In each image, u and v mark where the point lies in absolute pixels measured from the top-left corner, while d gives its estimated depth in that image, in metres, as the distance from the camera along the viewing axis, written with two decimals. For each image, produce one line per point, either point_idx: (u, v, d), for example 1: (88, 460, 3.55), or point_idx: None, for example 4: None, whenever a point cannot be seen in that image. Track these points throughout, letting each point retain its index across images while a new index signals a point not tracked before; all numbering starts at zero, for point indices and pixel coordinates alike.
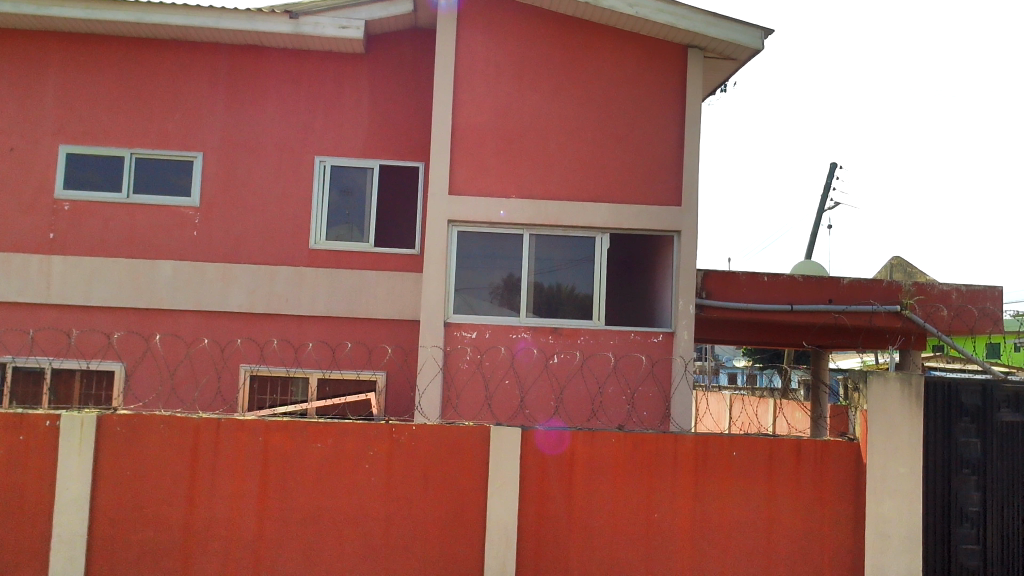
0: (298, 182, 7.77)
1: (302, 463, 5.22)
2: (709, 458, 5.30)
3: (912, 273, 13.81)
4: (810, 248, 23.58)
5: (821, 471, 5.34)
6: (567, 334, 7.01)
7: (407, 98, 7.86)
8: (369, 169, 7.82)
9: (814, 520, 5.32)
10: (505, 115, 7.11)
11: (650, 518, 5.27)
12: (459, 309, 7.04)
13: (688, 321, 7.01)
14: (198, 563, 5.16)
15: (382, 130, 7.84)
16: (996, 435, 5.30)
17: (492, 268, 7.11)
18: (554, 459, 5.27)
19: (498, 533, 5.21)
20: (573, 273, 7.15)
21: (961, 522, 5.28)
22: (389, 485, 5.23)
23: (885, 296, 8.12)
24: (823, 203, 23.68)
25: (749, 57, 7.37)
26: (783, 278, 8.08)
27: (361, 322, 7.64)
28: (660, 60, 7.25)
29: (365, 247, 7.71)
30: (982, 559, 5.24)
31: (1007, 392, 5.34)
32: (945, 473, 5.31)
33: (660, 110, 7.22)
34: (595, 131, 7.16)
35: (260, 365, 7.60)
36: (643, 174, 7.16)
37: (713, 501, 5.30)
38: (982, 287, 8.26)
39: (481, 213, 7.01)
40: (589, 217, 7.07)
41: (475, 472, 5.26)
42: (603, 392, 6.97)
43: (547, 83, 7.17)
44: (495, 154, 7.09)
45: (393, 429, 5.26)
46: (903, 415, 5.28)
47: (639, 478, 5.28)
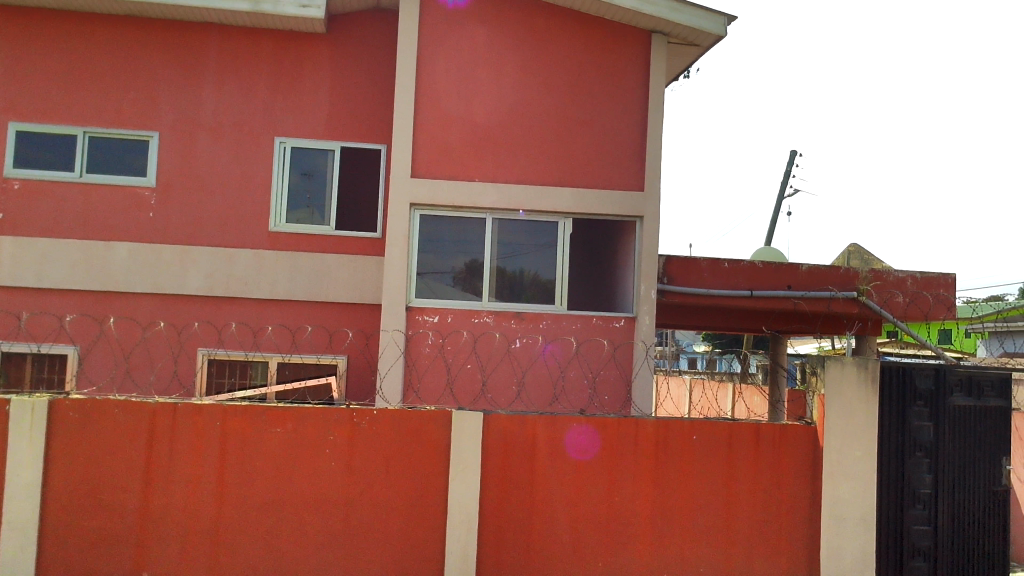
0: (259, 163, 7.64)
1: (260, 448, 5.16)
2: (669, 442, 5.35)
3: (869, 258, 14.00)
4: (770, 234, 23.82)
5: (779, 454, 5.41)
6: (529, 318, 7.01)
7: (369, 79, 7.77)
8: (330, 151, 7.72)
9: (772, 503, 5.40)
10: (469, 98, 7.06)
11: (611, 501, 5.30)
12: (421, 293, 7.00)
13: (650, 306, 7.05)
14: (156, 550, 5.08)
15: (343, 112, 7.73)
16: (948, 418, 5.44)
17: (455, 252, 7.07)
18: (517, 443, 5.28)
19: (460, 516, 5.20)
20: (536, 257, 7.13)
21: (914, 504, 5.40)
22: (350, 469, 5.19)
23: (843, 281, 8.28)
24: (784, 190, 23.93)
25: (713, 42, 7.41)
26: (743, 264, 8.15)
27: (321, 306, 7.58)
28: (624, 45, 7.24)
29: (326, 230, 7.61)
30: (932, 539, 5.36)
31: (960, 376, 5.48)
32: (899, 456, 5.42)
33: (625, 94, 7.22)
34: (559, 115, 7.14)
35: (218, 349, 7.48)
36: (607, 159, 7.16)
37: (674, 485, 5.34)
38: (937, 273, 8.40)
39: (444, 197, 6.96)
40: (553, 201, 7.06)
41: (436, 457, 5.24)
42: (565, 376, 6.96)
43: (511, 66, 7.11)
44: (459, 138, 7.04)
45: (354, 413, 5.21)
46: (859, 399, 5.37)
47: (600, 462, 5.30)
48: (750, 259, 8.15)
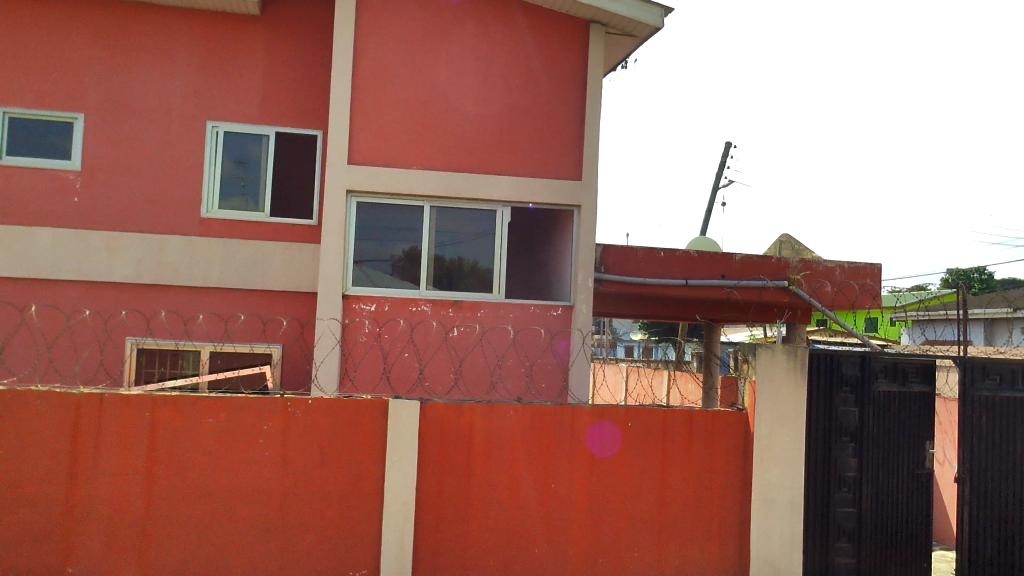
0: (189, 147, 7.45)
1: (191, 439, 5.04)
2: (605, 429, 5.41)
3: (800, 248, 14.34)
4: (706, 224, 24.22)
5: (711, 440, 5.53)
6: (467, 307, 7.00)
7: (304, 64, 7.64)
8: (264, 136, 7.56)
9: (705, 487, 5.51)
10: (407, 84, 6.99)
11: (548, 488, 5.34)
12: (358, 281, 6.93)
13: (587, 294, 7.10)
14: (82, 545, 4.95)
15: (278, 97, 7.59)
16: (873, 403, 5.64)
17: (392, 240, 7.02)
18: (454, 431, 5.28)
19: (396, 505, 5.18)
20: (475, 246, 7.12)
21: (840, 487, 5.59)
22: (285, 459, 5.12)
23: (775, 271, 8.47)
24: (719, 181, 24.35)
25: (649, 33, 7.49)
26: (678, 254, 8.31)
27: (255, 294, 7.45)
28: (563, 34, 7.26)
29: (260, 217, 7.47)
30: (856, 520, 5.56)
31: (884, 363, 5.68)
32: (826, 441, 5.60)
33: (563, 83, 7.25)
34: (497, 103, 7.13)
35: (147, 338, 7.29)
36: (544, 148, 7.18)
37: (609, 472, 5.41)
38: (864, 263, 8.68)
39: (381, 184, 6.89)
40: (492, 190, 7.04)
41: (373, 446, 5.21)
42: (502, 365, 6.97)
43: (450, 53, 7.06)
44: (396, 124, 6.97)
45: (288, 403, 5.14)
46: (788, 386, 5.51)
47: (537, 450, 5.34)
48: (686, 249, 8.30)
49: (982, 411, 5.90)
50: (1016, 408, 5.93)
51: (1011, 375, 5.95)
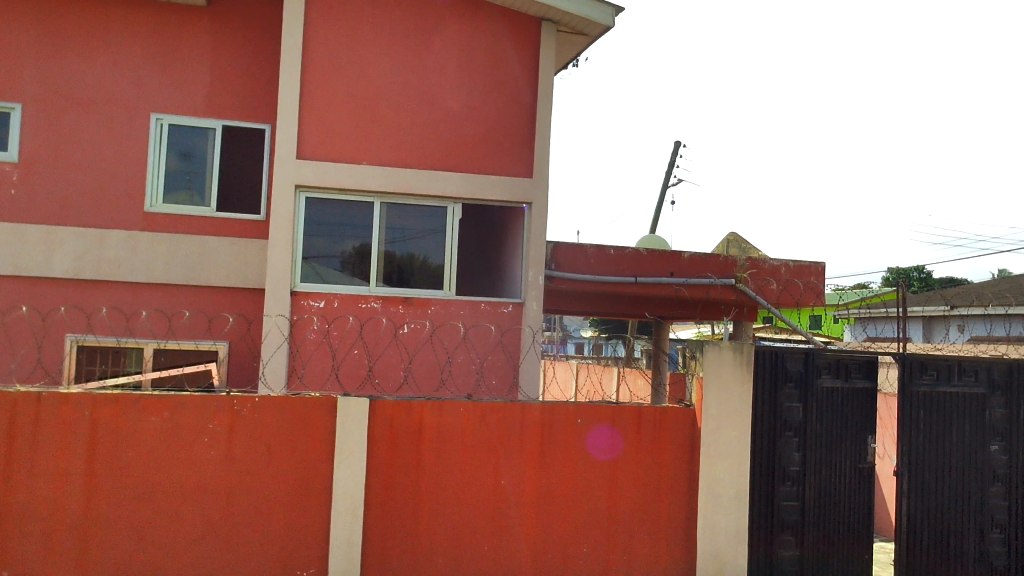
0: (132, 139, 7.27)
1: (134, 438, 4.93)
2: (556, 426, 5.43)
3: (746, 247, 14.53)
4: (655, 223, 24.47)
5: (659, 436, 5.59)
6: (417, 304, 6.97)
7: (252, 57, 7.52)
8: (210, 130, 7.42)
9: (653, 483, 5.57)
10: (357, 79, 6.93)
11: (498, 484, 5.35)
12: (307, 278, 6.86)
13: (538, 292, 7.12)
14: (18, 548, 4.80)
15: (225, 90, 7.46)
16: (816, 399, 5.77)
17: (342, 236, 6.95)
18: (403, 428, 5.26)
19: (345, 503, 5.13)
20: (425, 242, 7.09)
21: (784, 481, 5.70)
22: (231, 458, 5.04)
23: (722, 269, 8.61)
24: (668, 180, 24.61)
25: (600, 32, 7.55)
26: (628, 252, 8.41)
27: (201, 291, 7.32)
28: (514, 31, 7.27)
29: (206, 212, 7.34)
30: (800, 513, 5.69)
31: (828, 359, 5.81)
32: (771, 437, 5.70)
33: (514, 81, 7.25)
34: (448, 99, 7.10)
35: (87, 334, 7.12)
36: (495, 145, 7.18)
37: (559, 468, 5.43)
38: (809, 262, 8.84)
39: (330, 179, 6.81)
40: (443, 186, 7.02)
41: (321, 443, 5.15)
42: (452, 361, 6.95)
43: (401, 48, 7.02)
44: (346, 119, 6.91)
45: (235, 401, 5.05)
46: (735, 382, 5.60)
47: (487, 446, 5.34)
48: (635, 246, 8.39)
49: (920, 405, 6.07)
50: (953, 404, 6.11)
51: (948, 370, 6.12)
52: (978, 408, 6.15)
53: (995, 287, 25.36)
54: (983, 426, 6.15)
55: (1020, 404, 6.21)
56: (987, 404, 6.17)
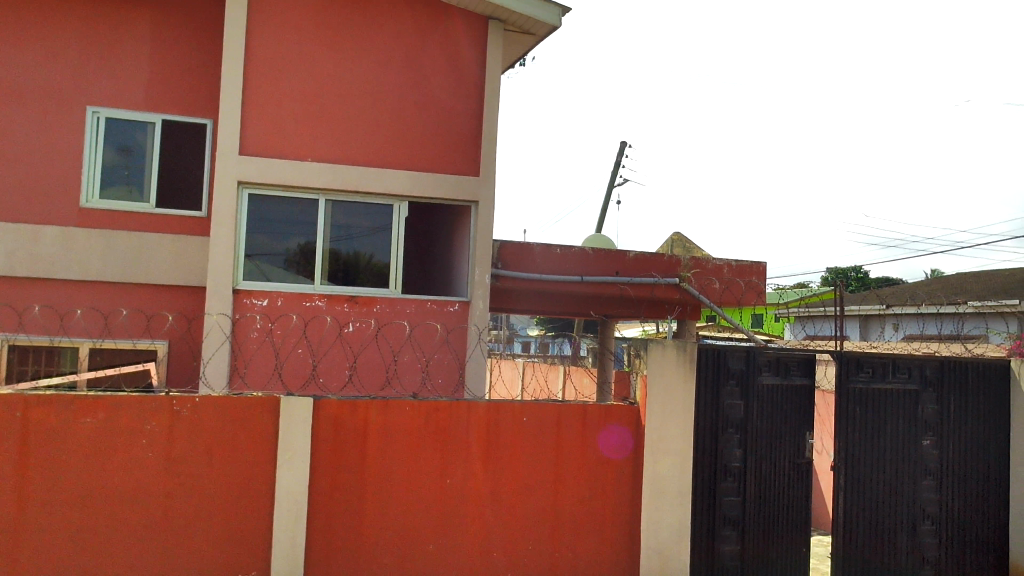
0: (68, 132, 7.07)
1: (68, 440, 4.79)
2: (501, 424, 5.44)
3: (691, 246, 14.73)
4: (601, 222, 24.67)
5: (605, 434, 5.64)
6: (363, 302, 6.90)
7: (194, 51, 7.37)
8: (149, 124, 7.25)
9: (598, 481, 5.62)
10: (302, 75, 6.84)
11: (443, 483, 5.33)
12: (250, 276, 6.76)
13: (484, 291, 7.12)
14: None
15: (166, 84, 7.30)
16: (757, 396, 5.89)
17: (286, 234, 6.87)
18: (348, 427, 5.21)
19: (289, 504, 5.06)
20: (371, 241, 7.04)
21: (725, 477, 5.80)
22: (169, 459, 4.93)
23: (667, 267, 8.72)
24: (615, 180, 24.81)
25: (548, 32, 7.58)
26: (574, 251, 8.45)
27: (139, 288, 7.16)
28: (462, 29, 7.26)
29: (145, 208, 7.17)
30: (741, 508, 5.80)
31: (768, 357, 5.93)
32: (714, 434, 5.80)
33: (461, 79, 7.24)
34: (394, 97, 7.06)
35: (19, 333, 6.87)
36: (441, 144, 7.16)
37: (504, 467, 5.44)
38: (750, 261, 9.02)
39: (273, 176, 6.71)
40: (389, 184, 6.97)
41: (263, 444, 5.07)
42: (398, 360, 6.90)
43: (347, 44, 6.95)
44: (291, 116, 6.82)
45: (174, 401, 4.95)
46: (678, 380, 5.68)
47: (433, 444, 5.32)
48: (581, 246, 8.45)
49: (856, 402, 6.23)
50: (887, 400, 6.29)
51: (883, 368, 6.29)
52: (912, 404, 6.34)
53: (928, 287, 26.16)
54: (916, 421, 6.34)
55: (950, 400, 6.43)
56: (919, 400, 6.36)
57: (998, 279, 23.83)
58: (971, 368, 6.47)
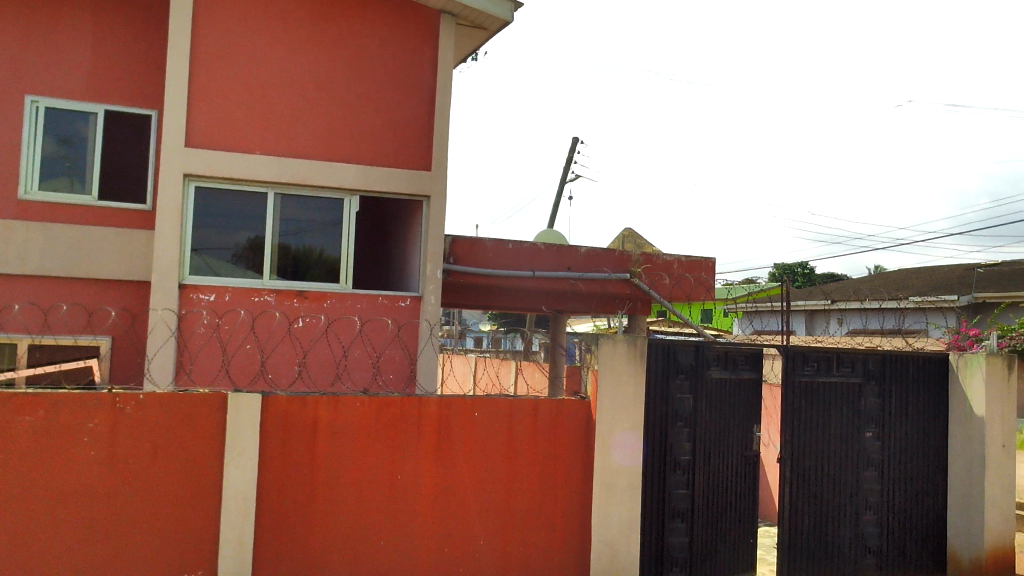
0: (5, 122, 6.83)
1: (4, 440, 4.60)
2: (452, 419, 5.44)
3: (641, 242, 14.84)
4: (552, 218, 24.74)
5: (555, 428, 5.67)
6: (312, 298, 6.82)
7: (139, 40, 7.21)
8: (92, 114, 7.07)
9: (549, 476, 5.64)
10: (250, 67, 6.73)
11: (394, 479, 5.31)
12: (197, 271, 6.64)
13: (436, 286, 7.10)
14: None
15: (109, 74, 7.12)
16: (705, 389, 6.00)
17: (234, 228, 6.76)
18: (298, 423, 5.15)
19: (236, 501, 4.98)
20: (321, 235, 6.96)
21: (675, 470, 5.89)
22: (112, 458, 4.79)
23: (617, 264, 8.81)
24: (566, 175, 24.88)
25: (500, 27, 7.59)
26: (526, 247, 8.47)
27: (81, 283, 6.99)
28: (414, 23, 7.21)
29: (87, 200, 6.99)
30: (689, 501, 5.89)
31: (717, 352, 6.06)
32: (663, 427, 5.87)
33: (413, 73, 7.20)
34: (345, 90, 6.99)
35: None
36: (393, 138, 7.11)
37: (456, 462, 5.44)
38: (700, 257, 9.14)
39: (221, 169, 6.59)
40: (339, 178, 6.89)
41: (210, 442, 4.98)
42: (348, 356, 6.84)
43: (297, 36, 6.85)
44: (239, 108, 6.70)
45: (117, 398, 4.82)
46: (628, 374, 5.72)
47: (383, 439, 5.29)
48: (533, 242, 8.48)
49: (802, 395, 6.32)
50: (832, 393, 6.42)
51: (828, 362, 6.42)
52: (855, 397, 6.50)
53: (871, 282, 26.79)
54: (858, 414, 6.50)
55: (892, 392, 6.62)
56: (862, 393, 6.52)
57: (936, 276, 24.54)
58: (911, 362, 6.67)
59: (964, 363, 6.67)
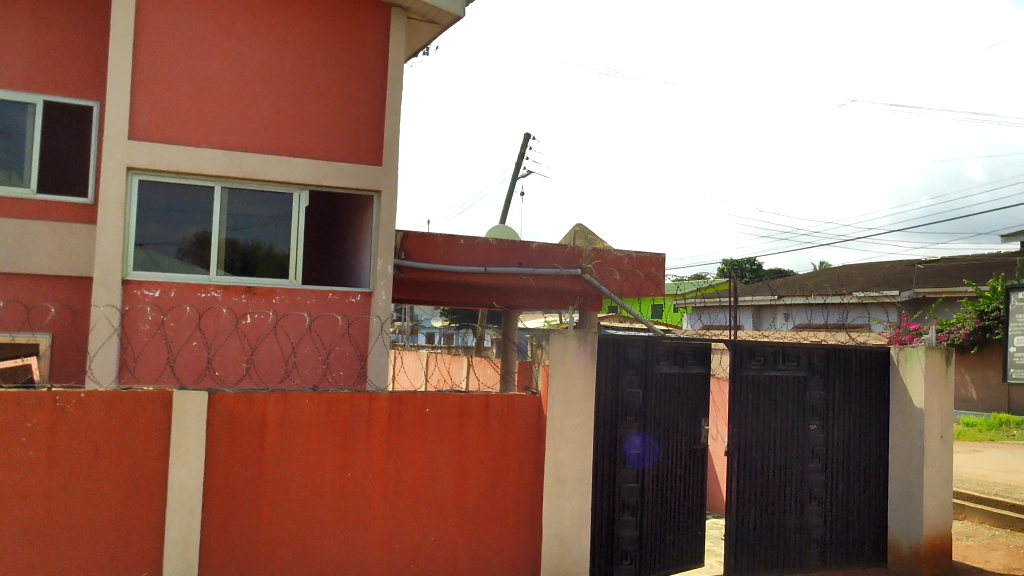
0: None
1: None
2: (402, 415, 5.41)
3: (593, 238, 14.92)
4: (504, 214, 24.74)
5: (506, 423, 5.68)
6: (261, 294, 6.73)
7: (80, 29, 7.02)
8: (30, 105, 6.86)
9: (500, 471, 5.65)
10: (196, 58, 6.60)
11: (344, 476, 5.27)
12: (141, 266, 6.50)
13: (386, 282, 7.05)
14: None
15: (48, 64, 6.92)
16: (654, 383, 6.09)
17: (180, 222, 6.63)
18: (244, 420, 5.08)
19: (181, 500, 4.89)
20: (269, 230, 6.86)
21: (625, 464, 5.95)
22: (52, 459, 4.65)
23: (568, 259, 8.85)
24: (518, 171, 24.89)
25: (450, 21, 7.56)
26: (477, 242, 8.46)
27: (19, 279, 6.80)
28: (364, 16, 7.14)
29: (26, 193, 6.79)
30: (639, 494, 5.96)
31: (666, 347, 6.16)
32: (613, 422, 5.93)
33: (363, 66, 7.13)
34: (293, 83, 6.89)
35: None
36: (342, 132, 7.04)
37: (406, 458, 5.42)
38: (649, 253, 9.21)
39: (165, 162, 6.46)
40: (287, 172, 6.81)
41: (155, 440, 4.88)
42: (297, 352, 6.76)
43: (244, 27, 6.74)
44: (184, 100, 6.57)
45: (57, 397, 4.67)
46: (578, 369, 5.75)
47: (333, 436, 5.24)
48: (484, 237, 8.47)
49: (749, 389, 6.42)
50: (778, 387, 6.54)
51: (774, 356, 6.53)
52: (800, 390, 6.63)
53: (817, 278, 27.33)
54: (804, 407, 6.64)
55: (835, 385, 6.77)
56: (807, 386, 6.66)
57: (878, 271, 25.15)
58: (853, 356, 6.83)
59: (904, 356, 6.85)
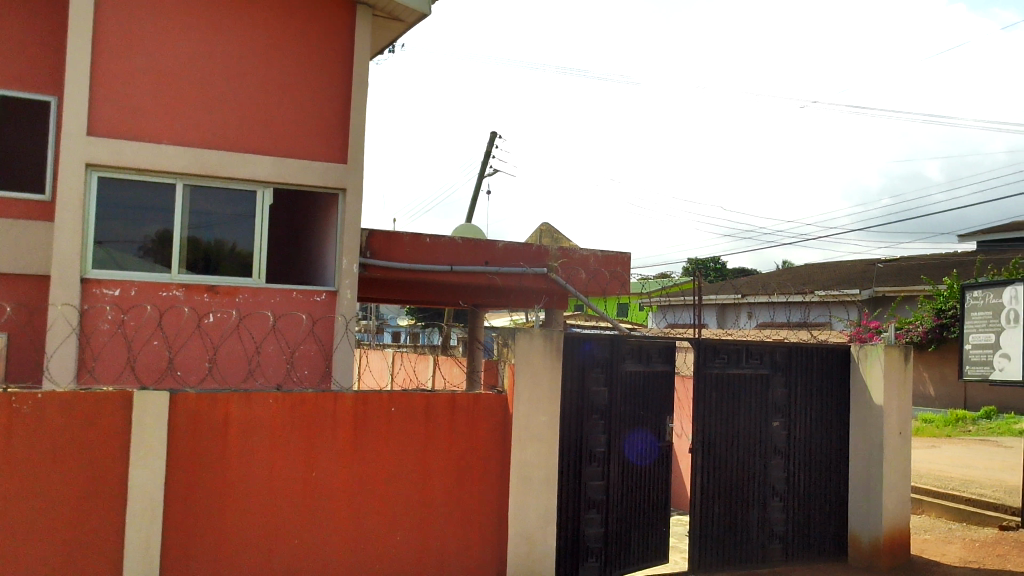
0: None
1: None
2: (367, 415, 5.39)
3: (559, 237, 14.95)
4: (471, 214, 24.72)
5: (472, 422, 5.68)
6: (224, 292, 6.66)
7: (37, 22, 6.88)
8: None
9: (466, 470, 5.65)
10: (157, 53, 6.50)
11: (309, 475, 5.23)
12: (100, 265, 6.39)
13: (352, 280, 7.02)
14: None
15: (4, 57, 6.77)
16: (619, 381, 6.14)
17: (140, 220, 6.52)
18: (207, 421, 5.02)
19: (142, 501, 4.81)
20: (232, 228, 6.79)
21: (590, 462, 5.99)
22: (7, 461, 4.55)
23: (534, 258, 8.85)
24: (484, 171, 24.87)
25: (416, 19, 7.53)
26: (443, 241, 8.44)
27: None
28: (329, 12, 7.08)
29: None
30: (604, 492, 6.01)
31: (631, 345, 6.22)
32: (579, 420, 5.96)
33: (329, 63, 7.07)
34: (257, 79, 6.82)
35: None
36: (307, 129, 6.98)
37: (371, 458, 5.39)
38: (615, 252, 9.36)
39: (125, 158, 6.35)
40: (250, 169, 6.74)
41: (115, 442, 4.80)
42: (261, 351, 6.70)
43: (207, 22, 6.66)
44: (144, 95, 6.47)
45: (13, 398, 4.57)
46: (544, 368, 5.77)
47: (298, 436, 5.20)
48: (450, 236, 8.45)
49: (714, 387, 6.50)
50: (741, 384, 6.62)
51: (738, 354, 6.60)
52: (763, 387, 6.72)
53: (781, 277, 27.66)
54: (766, 404, 6.72)
55: (797, 383, 6.87)
56: (769, 383, 6.75)
57: (839, 271, 25.54)
58: (815, 354, 6.94)
59: (863, 354, 6.98)
